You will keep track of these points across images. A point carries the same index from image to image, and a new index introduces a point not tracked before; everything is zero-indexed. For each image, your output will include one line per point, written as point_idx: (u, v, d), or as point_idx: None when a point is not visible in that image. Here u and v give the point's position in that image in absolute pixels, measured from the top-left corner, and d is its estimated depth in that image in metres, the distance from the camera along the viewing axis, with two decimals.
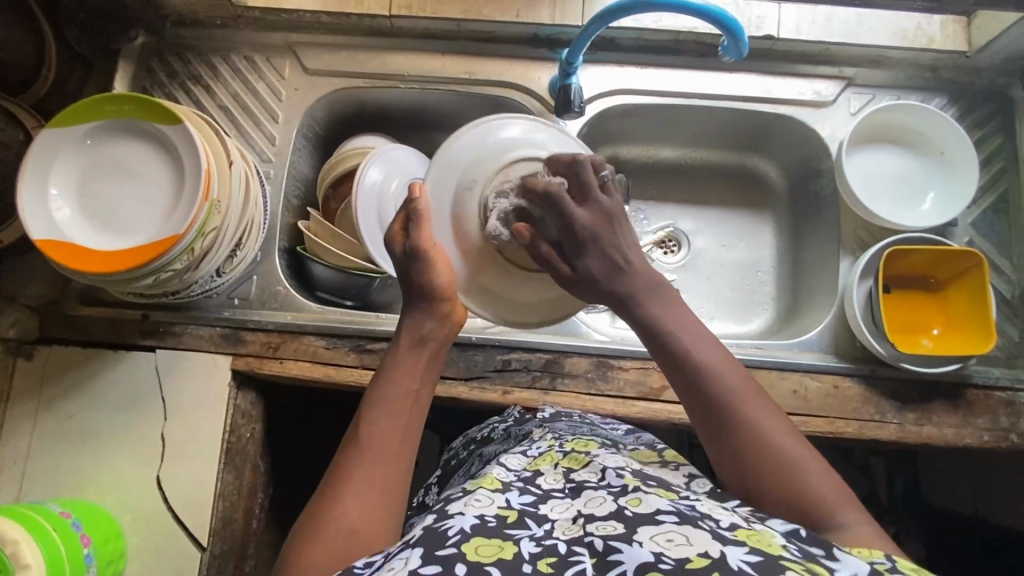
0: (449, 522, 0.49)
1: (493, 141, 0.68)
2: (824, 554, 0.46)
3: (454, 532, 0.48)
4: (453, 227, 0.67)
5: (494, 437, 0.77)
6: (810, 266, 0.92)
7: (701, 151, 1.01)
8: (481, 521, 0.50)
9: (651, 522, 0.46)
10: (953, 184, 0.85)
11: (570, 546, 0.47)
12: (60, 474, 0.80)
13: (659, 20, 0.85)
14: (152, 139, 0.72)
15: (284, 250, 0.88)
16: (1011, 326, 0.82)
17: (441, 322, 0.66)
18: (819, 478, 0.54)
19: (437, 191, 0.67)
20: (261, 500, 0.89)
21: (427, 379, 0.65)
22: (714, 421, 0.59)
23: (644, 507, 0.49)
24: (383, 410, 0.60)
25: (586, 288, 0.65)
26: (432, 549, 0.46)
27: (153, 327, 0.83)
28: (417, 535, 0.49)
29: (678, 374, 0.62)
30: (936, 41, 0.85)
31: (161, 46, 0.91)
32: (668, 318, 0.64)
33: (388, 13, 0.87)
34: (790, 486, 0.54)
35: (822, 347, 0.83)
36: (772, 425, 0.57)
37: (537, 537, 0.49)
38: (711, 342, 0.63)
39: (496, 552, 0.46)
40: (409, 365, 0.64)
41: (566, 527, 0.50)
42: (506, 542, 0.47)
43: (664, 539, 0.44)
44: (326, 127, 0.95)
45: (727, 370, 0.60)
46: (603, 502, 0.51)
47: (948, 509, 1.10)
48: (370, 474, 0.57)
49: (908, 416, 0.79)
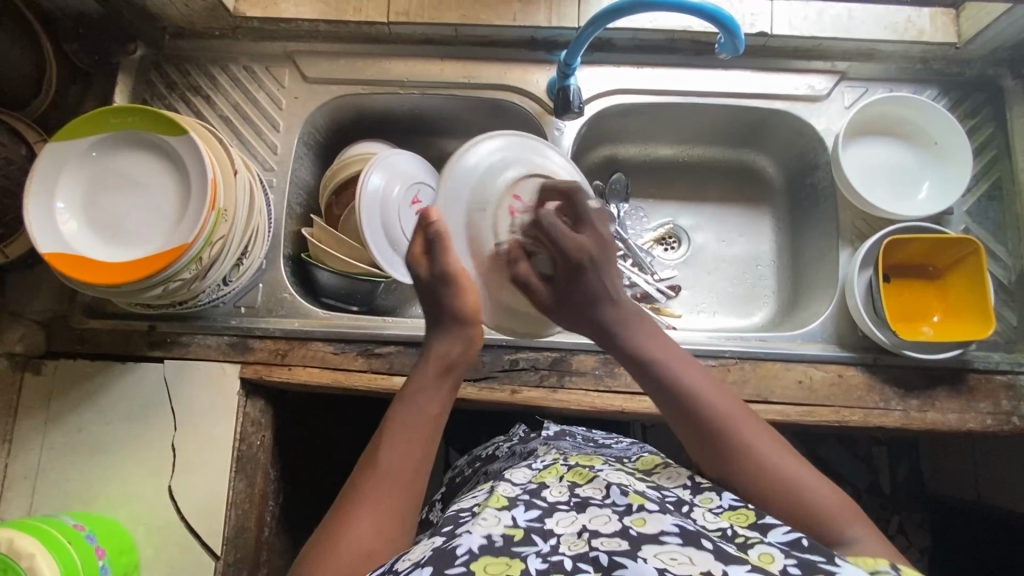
0: (456, 542, 0.49)
1: (487, 165, 0.65)
2: (825, 560, 0.46)
3: (462, 552, 0.47)
4: (469, 249, 0.65)
5: (501, 454, 0.81)
6: (810, 258, 0.94)
7: (699, 148, 1.02)
8: (489, 540, 0.49)
9: (655, 541, 0.47)
10: (947, 173, 0.87)
11: (576, 563, 0.46)
12: (70, 488, 0.80)
13: (654, 19, 0.86)
14: (158, 151, 0.73)
15: (288, 258, 0.89)
16: (1009, 311, 0.84)
17: (464, 347, 0.66)
18: (818, 486, 0.56)
19: (449, 215, 0.65)
20: (273, 508, 0.89)
21: (446, 405, 0.65)
22: (709, 444, 0.60)
23: (650, 527, 0.49)
24: (401, 434, 0.61)
25: (564, 310, 0.67)
26: (442, 569, 0.45)
27: (160, 338, 0.84)
28: (426, 555, 0.48)
29: (667, 400, 0.63)
30: (926, 34, 0.87)
31: (159, 58, 0.91)
32: (653, 346, 0.66)
33: (386, 19, 0.88)
34: (791, 497, 0.56)
35: (825, 337, 0.84)
36: (762, 441, 0.59)
37: (543, 554, 0.48)
38: (687, 359, 0.65)
39: (504, 570, 0.45)
40: (431, 389, 0.64)
41: (573, 542, 0.49)
42: (513, 559, 0.47)
43: (668, 558, 0.45)
44: (326, 134, 0.95)
45: (709, 388, 0.63)
46: (608, 521, 0.50)
47: (950, 497, 1.12)
48: (383, 496, 0.57)
49: (912, 403, 0.81)
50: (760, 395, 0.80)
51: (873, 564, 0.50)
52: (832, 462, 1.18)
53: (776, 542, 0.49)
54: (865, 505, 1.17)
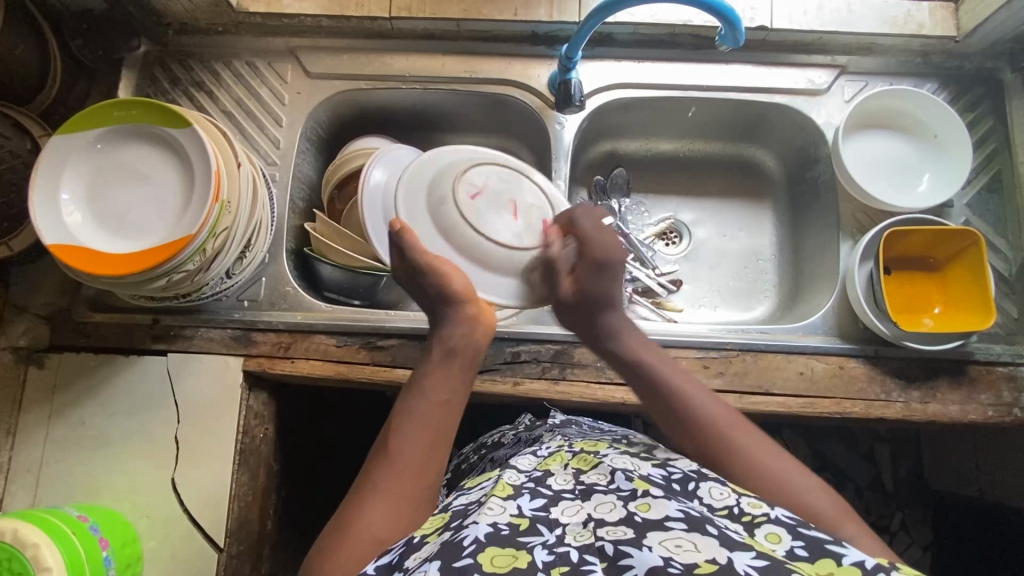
0: (463, 533, 0.49)
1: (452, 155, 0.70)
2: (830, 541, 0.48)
3: (469, 542, 0.47)
4: (446, 238, 0.68)
5: (505, 442, 0.81)
6: (811, 251, 0.94)
7: (699, 143, 1.02)
8: (495, 529, 0.49)
9: (660, 528, 0.47)
10: (947, 166, 0.87)
11: (582, 554, 0.46)
12: (74, 481, 0.80)
13: (654, 14, 0.87)
14: (161, 144, 0.73)
15: (291, 252, 0.90)
16: (1010, 303, 0.84)
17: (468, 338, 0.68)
18: (815, 492, 0.57)
19: (414, 213, 0.68)
20: (276, 502, 0.89)
21: (458, 391, 0.66)
22: (713, 460, 0.61)
23: (655, 513, 0.49)
24: (413, 420, 0.62)
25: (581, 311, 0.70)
26: (449, 562, 0.45)
27: (164, 331, 0.84)
28: (434, 549, 0.48)
29: (680, 429, 0.64)
30: (925, 27, 0.87)
31: (163, 54, 0.92)
32: (666, 373, 0.67)
33: (388, 15, 0.89)
34: (800, 505, 0.57)
35: (826, 329, 0.84)
36: (771, 459, 0.60)
37: (549, 544, 0.47)
38: (694, 380, 0.66)
39: (511, 562, 0.45)
40: (440, 376, 0.66)
41: (578, 534, 0.49)
42: (520, 551, 0.46)
43: (674, 545, 0.45)
44: (328, 129, 0.96)
45: (714, 404, 0.64)
46: (613, 508, 0.50)
47: (951, 492, 1.12)
48: (400, 477, 0.58)
49: (914, 395, 0.81)
50: (762, 386, 0.80)
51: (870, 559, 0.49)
52: (833, 457, 1.18)
53: (782, 515, 0.51)
54: (866, 501, 1.17)
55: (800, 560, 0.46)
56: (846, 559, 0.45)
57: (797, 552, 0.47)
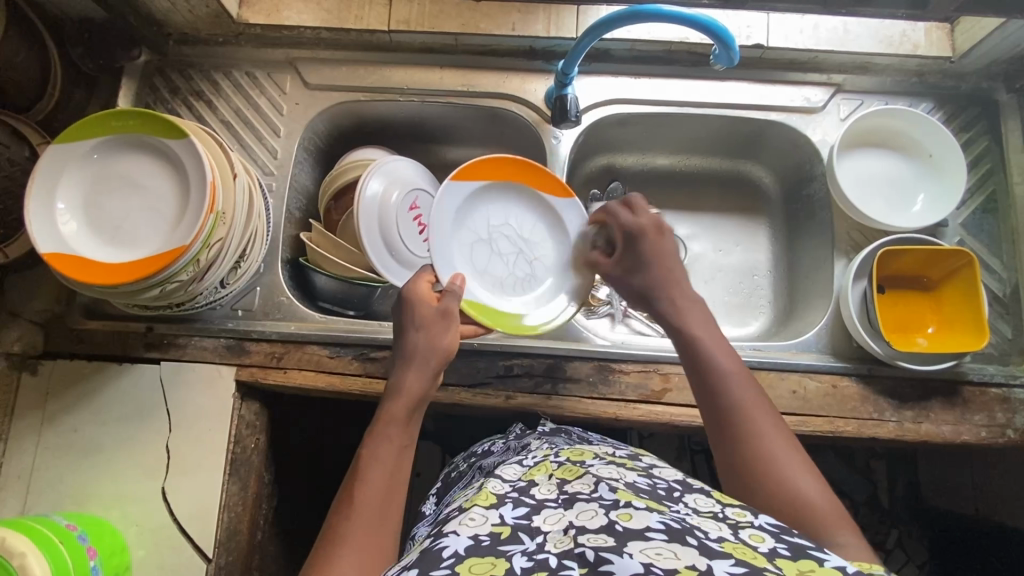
0: (443, 543, 0.47)
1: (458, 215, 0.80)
2: (812, 545, 0.47)
3: (448, 554, 0.46)
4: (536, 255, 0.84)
5: (496, 450, 0.81)
6: (806, 268, 0.94)
7: (695, 159, 1.02)
8: (475, 541, 0.48)
9: (640, 537, 0.45)
10: (941, 184, 0.87)
11: (561, 560, 0.44)
12: (64, 489, 0.80)
13: (650, 31, 0.88)
14: (157, 154, 0.73)
15: (287, 262, 0.90)
16: (1004, 324, 0.84)
17: (427, 378, 0.67)
18: (817, 494, 0.55)
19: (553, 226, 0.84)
20: (264, 511, 0.89)
21: (410, 436, 0.65)
22: (723, 420, 0.61)
23: (635, 523, 0.46)
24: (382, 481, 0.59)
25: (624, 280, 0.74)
26: (426, 570, 0.44)
27: (157, 339, 0.84)
28: (413, 557, 0.47)
29: (700, 384, 0.64)
30: (920, 47, 0.88)
31: (163, 64, 0.92)
32: (699, 327, 0.67)
33: (387, 28, 0.89)
34: (786, 495, 0.55)
35: (819, 347, 0.84)
36: (779, 447, 0.58)
37: (529, 552, 0.46)
38: (727, 347, 0.66)
39: (488, 570, 0.44)
40: (399, 422, 0.64)
41: (559, 540, 0.47)
42: (499, 559, 0.45)
43: (653, 552, 0.43)
44: (326, 140, 0.96)
45: (736, 371, 0.63)
46: (594, 515, 0.48)
47: (949, 510, 1.11)
48: (367, 528, 0.55)
49: (906, 414, 0.80)
50: None
51: (870, 567, 0.47)
52: (829, 473, 1.17)
53: (765, 523, 0.49)
54: (863, 517, 1.16)
55: (782, 557, 0.44)
56: (828, 563, 0.44)
57: (780, 550, 0.45)
